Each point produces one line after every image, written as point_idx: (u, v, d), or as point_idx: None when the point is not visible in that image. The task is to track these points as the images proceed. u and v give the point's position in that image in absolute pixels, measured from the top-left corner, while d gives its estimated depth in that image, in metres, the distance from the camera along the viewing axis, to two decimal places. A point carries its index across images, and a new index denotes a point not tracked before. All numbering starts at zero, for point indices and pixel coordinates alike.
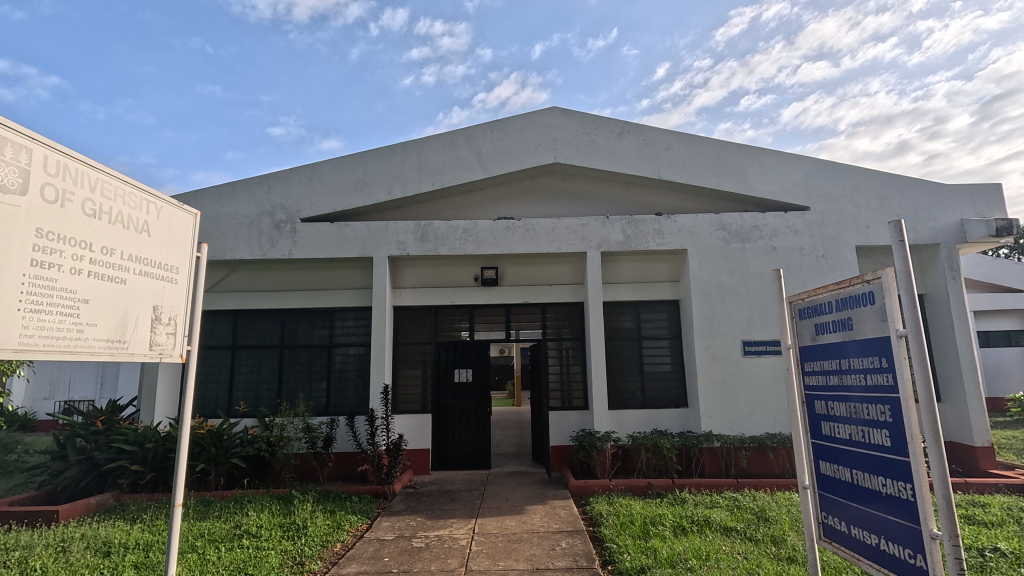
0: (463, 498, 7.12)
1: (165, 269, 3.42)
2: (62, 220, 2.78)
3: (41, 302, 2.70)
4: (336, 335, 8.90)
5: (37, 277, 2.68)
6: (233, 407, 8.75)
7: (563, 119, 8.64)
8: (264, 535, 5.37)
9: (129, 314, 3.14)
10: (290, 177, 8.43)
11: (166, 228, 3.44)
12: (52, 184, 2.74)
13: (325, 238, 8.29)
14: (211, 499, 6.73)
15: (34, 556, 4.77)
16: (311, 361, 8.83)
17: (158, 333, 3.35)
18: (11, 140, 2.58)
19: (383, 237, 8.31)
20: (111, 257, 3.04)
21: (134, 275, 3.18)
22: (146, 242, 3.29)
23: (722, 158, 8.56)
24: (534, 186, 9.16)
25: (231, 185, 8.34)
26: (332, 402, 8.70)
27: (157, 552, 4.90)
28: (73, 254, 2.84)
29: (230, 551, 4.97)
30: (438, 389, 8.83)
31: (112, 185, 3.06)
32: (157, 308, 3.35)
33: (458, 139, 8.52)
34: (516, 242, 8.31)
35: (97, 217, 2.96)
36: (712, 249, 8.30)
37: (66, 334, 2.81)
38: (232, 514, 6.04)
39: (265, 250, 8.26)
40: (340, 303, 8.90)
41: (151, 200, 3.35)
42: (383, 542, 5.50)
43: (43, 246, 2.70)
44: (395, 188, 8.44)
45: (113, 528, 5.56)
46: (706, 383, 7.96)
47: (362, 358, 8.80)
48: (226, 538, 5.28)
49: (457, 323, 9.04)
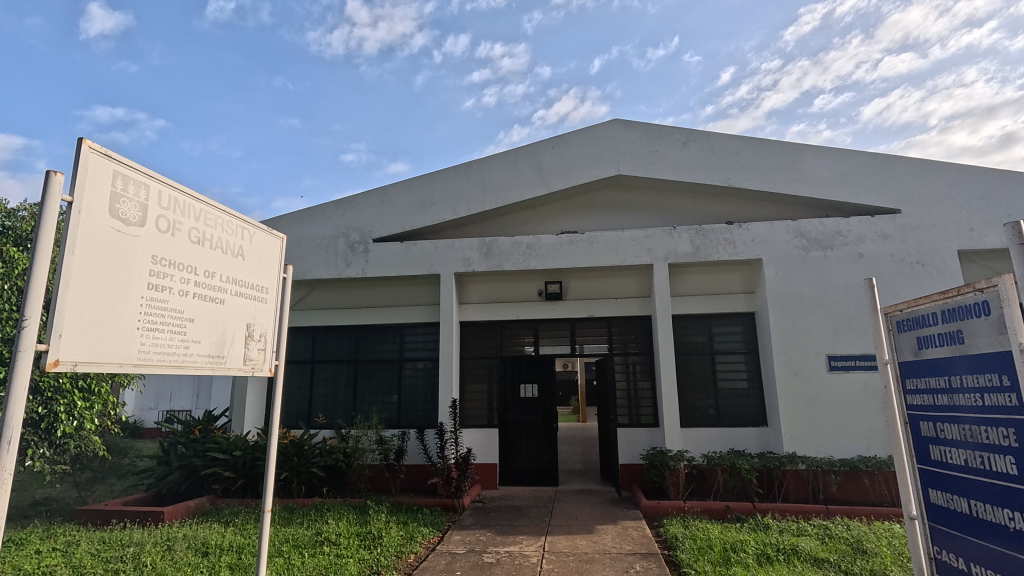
0: (532, 515, 7.06)
1: (257, 290, 3.77)
2: (172, 248, 3.11)
3: (157, 322, 3.02)
4: (406, 349, 9.22)
5: (155, 300, 3.01)
6: (313, 418, 9.26)
7: (625, 130, 8.53)
8: (343, 542, 5.59)
9: (227, 332, 3.48)
10: (362, 200, 8.91)
11: (259, 252, 3.79)
12: (165, 217, 3.08)
13: (395, 257, 8.64)
14: (294, 506, 7.11)
15: (145, 552, 5.22)
16: (383, 375, 9.18)
17: (250, 349, 3.69)
18: (136, 178, 2.92)
19: (449, 254, 8.54)
20: (212, 280, 3.38)
21: (231, 297, 3.52)
22: (241, 266, 3.63)
23: (798, 162, 8.12)
24: (597, 199, 9.10)
25: (310, 210, 8.95)
26: (403, 415, 8.97)
27: (249, 555, 5.19)
28: (181, 277, 3.17)
29: (313, 557, 5.21)
30: (504, 404, 8.87)
31: (212, 215, 3.41)
32: (250, 326, 3.69)
33: (521, 156, 8.66)
34: (580, 255, 8.27)
35: (201, 243, 3.31)
36: (789, 258, 7.84)
37: (177, 350, 3.13)
38: (313, 521, 6.35)
39: (340, 269, 8.72)
40: (409, 319, 9.20)
41: (245, 227, 3.70)
42: (455, 555, 5.56)
43: (159, 271, 3.03)
44: (460, 206, 8.68)
45: (210, 530, 6.00)
46: (786, 401, 7.47)
47: (431, 373, 9.04)
48: (309, 545, 5.55)
49: (522, 337, 9.08)
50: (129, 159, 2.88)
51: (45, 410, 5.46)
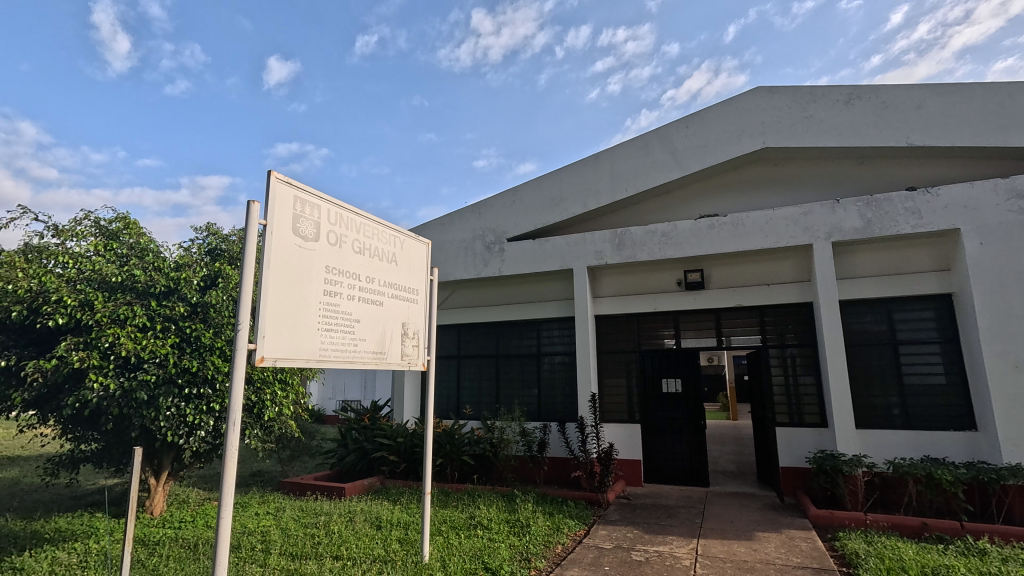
0: (681, 515, 6.74)
1: (409, 292, 4.26)
2: (342, 259, 3.62)
3: (335, 323, 3.51)
4: (544, 344, 9.41)
5: (332, 305, 3.51)
6: (461, 410, 9.93)
7: (771, 96, 7.65)
8: (494, 527, 5.91)
9: (387, 330, 3.97)
10: (496, 202, 9.31)
11: (408, 257, 4.29)
12: (335, 232, 3.58)
13: (529, 254, 8.85)
14: (450, 490, 7.70)
15: (333, 521, 6.07)
16: (523, 369, 9.49)
17: (406, 345, 4.17)
18: (312, 201, 3.43)
19: (582, 248, 8.51)
20: (373, 285, 3.88)
21: (388, 299, 4.01)
22: (395, 271, 4.13)
23: (1009, 105, 6.59)
24: (739, 178, 8.34)
25: (450, 216, 9.60)
26: (543, 408, 9.18)
27: (414, 531, 5.74)
28: (348, 283, 3.66)
29: (469, 538, 5.59)
30: (645, 399, 8.58)
31: (370, 228, 3.91)
32: (405, 324, 4.16)
33: (651, 141, 8.29)
34: (723, 240, 7.66)
35: (362, 253, 3.81)
36: (1000, 225, 6.38)
37: (350, 347, 3.62)
38: (467, 506, 6.81)
39: (479, 269, 9.13)
40: (545, 315, 9.37)
41: (397, 235, 4.20)
42: (602, 550, 5.54)
43: (333, 279, 3.53)
44: (590, 199, 8.60)
45: (382, 506, 6.76)
46: (1004, 399, 6.10)
47: (569, 367, 9.11)
48: (465, 527, 5.96)
49: (661, 330, 8.71)
50: (307, 185, 3.39)
51: (257, 398, 6.35)
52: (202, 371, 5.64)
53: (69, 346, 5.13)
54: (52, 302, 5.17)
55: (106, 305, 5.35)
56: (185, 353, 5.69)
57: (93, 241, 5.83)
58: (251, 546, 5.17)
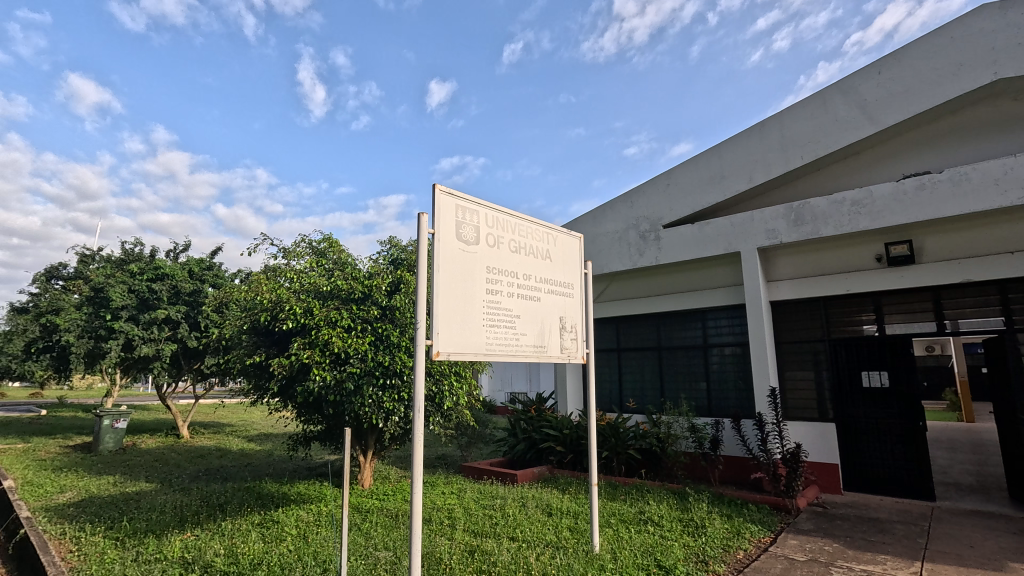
0: (897, 532, 5.70)
1: (565, 286, 4.41)
2: (501, 259, 3.87)
3: (499, 319, 3.77)
4: (711, 335, 8.78)
5: (495, 302, 3.76)
6: (625, 403, 9.81)
7: (1003, 13, 6.01)
8: (666, 525, 5.71)
9: (546, 324, 4.14)
10: (649, 188, 8.95)
11: (561, 252, 4.45)
12: (493, 235, 3.85)
13: (688, 239, 8.32)
14: (618, 484, 7.64)
15: (508, 505, 6.48)
16: (689, 362, 8.98)
17: (565, 338, 4.31)
18: (472, 207, 3.73)
19: (750, 228, 7.72)
20: (530, 281, 4.09)
21: (545, 294, 4.19)
22: (550, 266, 4.32)
23: None
24: (959, 123, 6.73)
25: (602, 208, 9.52)
26: (714, 403, 8.57)
27: (584, 521, 5.82)
28: (508, 281, 3.90)
29: (640, 533, 5.48)
30: (840, 395, 7.44)
31: (525, 227, 4.13)
32: (562, 318, 4.31)
33: (831, 96, 7.16)
34: (939, 202, 6.27)
35: (519, 252, 4.04)
36: None
37: (513, 342, 3.85)
38: (637, 501, 6.69)
39: (635, 259, 8.88)
40: (710, 303, 8.71)
41: (550, 232, 4.39)
42: (793, 562, 4.97)
43: (494, 278, 3.80)
44: (757, 173, 7.77)
45: (552, 495, 7.00)
46: None
47: (742, 358, 8.36)
48: (635, 522, 5.86)
49: (857, 315, 7.48)
50: (467, 193, 3.69)
51: (437, 389, 7.05)
52: (393, 365, 6.46)
53: (299, 345, 6.40)
54: (288, 310, 6.57)
55: (322, 310, 6.52)
56: (379, 349, 6.57)
57: (309, 259, 7.16)
58: (440, 521, 5.79)
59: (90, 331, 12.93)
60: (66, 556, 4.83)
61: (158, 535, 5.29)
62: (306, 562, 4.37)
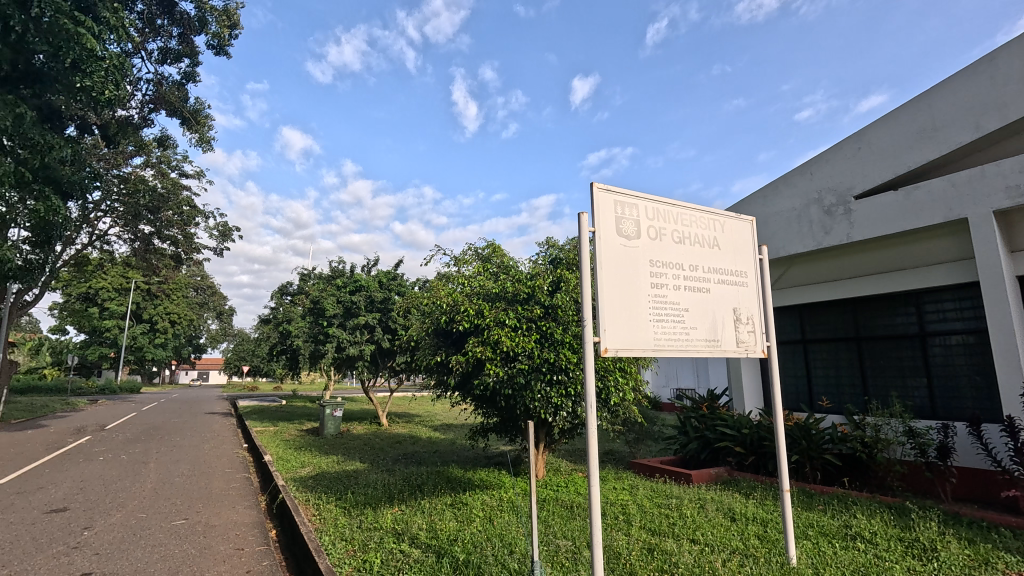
0: None
1: (737, 275, 4.12)
2: (663, 251, 3.76)
3: (665, 313, 3.66)
4: (928, 321, 7.34)
5: (660, 296, 3.67)
6: (817, 402, 8.81)
7: None
8: (881, 544, 4.92)
9: (718, 317, 3.90)
10: (833, 155, 7.77)
11: (730, 238, 4.16)
12: (653, 227, 3.75)
13: (889, 210, 6.98)
14: (813, 492, 6.79)
15: (686, 505, 6.21)
16: (899, 355, 7.67)
17: (741, 331, 4.01)
18: (630, 201, 3.68)
19: (980, 188, 6.18)
20: (697, 272, 3.89)
21: (714, 284, 3.95)
22: (718, 255, 4.06)
23: None
24: None
25: (773, 184, 8.58)
26: (938, 404, 7.19)
27: (775, 530, 5.31)
28: (673, 274, 3.77)
29: (847, 550, 4.81)
30: None
31: (687, 215, 3.95)
32: (736, 309, 4.02)
33: None
34: None
35: (682, 242, 3.87)
36: None
37: (683, 336, 3.71)
38: (839, 512, 5.89)
39: (820, 239, 7.80)
40: (927, 284, 7.22)
41: (716, 218, 4.14)
42: None
43: (658, 271, 3.69)
44: (986, 118, 6.25)
45: (734, 499, 6.51)
46: None
47: (976, 349, 6.84)
48: (839, 536, 5.16)
49: None
50: (624, 187, 3.66)
51: (603, 384, 7.07)
52: (559, 361, 6.69)
53: (474, 344, 7.00)
54: (462, 312, 7.23)
55: (491, 312, 7.02)
56: (545, 347, 6.83)
57: (477, 264, 7.79)
58: (616, 516, 5.82)
59: (313, 336, 15.78)
60: (312, 518, 6.00)
61: (374, 508, 6.26)
62: (495, 542, 4.76)
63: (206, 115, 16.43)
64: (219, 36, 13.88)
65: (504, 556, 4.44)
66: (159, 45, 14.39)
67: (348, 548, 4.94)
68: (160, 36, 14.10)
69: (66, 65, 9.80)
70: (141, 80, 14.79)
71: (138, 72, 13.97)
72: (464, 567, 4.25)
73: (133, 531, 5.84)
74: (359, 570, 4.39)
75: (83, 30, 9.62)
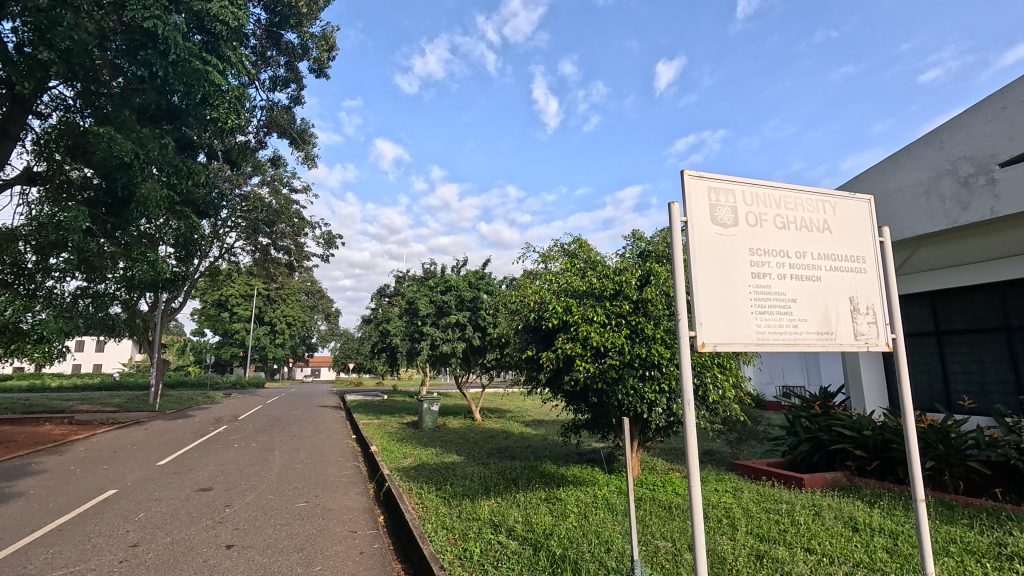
0: None
1: (853, 261, 3.73)
2: (764, 238, 3.50)
3: (768, 305, 3.41)
4: None
5: (761, 286, 3.42)
6: (956, 402, 7.78)
7: None
8: None
9: (831, 308, 3.57)
10: (970, 117, 6.72)
11: (844, 220, 3.78)
12: (752, 212, 3.51)
13: None
14: (955, 504, 5.98)
15: (798, 512, 5.74)
16: None
17: (860, 323, 3.63)
18: (725, 186, 3.47)
19: None
20: (805, 260, 3.58)
21: (826, 272, 3.62)
22: (830, 239, 3.71)
23: None
24: None
25: (894, 157, 7.65)
26: None
27: (907, 544, 4.74)
28: (777, 262, 3.51)
29: (1001, 572, 4.18)
30: None
31: (792, 198, 3.65)
32: (854, 299, 3.65)
33: None
34: None
35: (786, 228, 3.58)
36: None
37: (789, 330, 3.43)
38: (989, 528, 5.14)
39: (954, 216, 6.81)
40: None
41: (826, 199, 3.78)
42: None
43: (758, 260, 3.45)
44: None
45: (856, 507, 5.91)
46: None
47: None
48: (990, 555, 4.50)
49: None
50: (718, 173, 3.46)
51: (700, 380, 6.75)
52: (650, 357, 6.48)
53: (563, 341, 6.99)
54: (550, 310, 7.25)
55: (579, 308, 6.96)
56: (636, 342, 6.64)
57: (564, 261, 7.78)
58: (719, 519, 5.54)
59: (409, 334, 16.69)
60: (415, 506, 6.36)
61: (472, 499, 6.49)
62: (591, 539, 4.73)
63: (311, 134, 17.97)
64: (319, 60, 15.12)
65: (602, 553, 4.40)
66: (270, 74, 15.96)
67: (448, 536, 5.17)
68: (270, 65, 15.63)
69: (198, 100, 11.21)
70: (256, 107, 16.49)
71: (254, 100, 15.61)
72: (561, 562, 4.27)
73: (265, 510, 6.57)
74: (460, 558, 4.58)
75: (209, 69, 10.96)
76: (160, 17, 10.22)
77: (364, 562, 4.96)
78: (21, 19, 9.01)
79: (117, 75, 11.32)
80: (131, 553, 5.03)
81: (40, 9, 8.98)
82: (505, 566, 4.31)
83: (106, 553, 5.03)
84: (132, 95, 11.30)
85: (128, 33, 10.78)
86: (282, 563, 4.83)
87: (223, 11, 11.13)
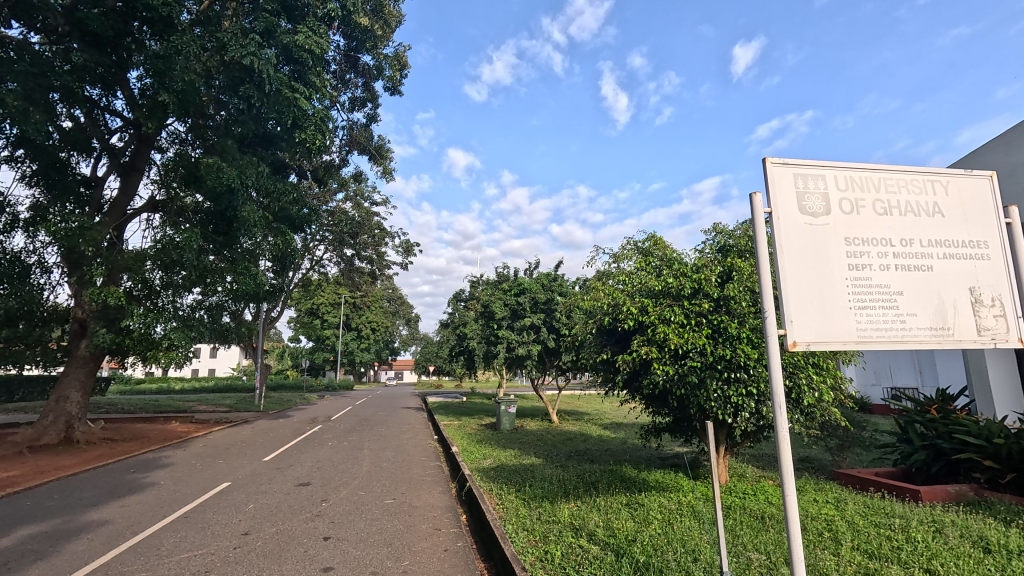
0: None
1: (973, 246, 3.31)
2: (861, 226, 3.20)
3: (868, 299, 3.11)
4: None
5: (859, 278, 3.13)
6: None
7: None
8: None
9: (946, 300, 3.18)
10: None
11: (959, 202, 3.36)
12: (846, 198, 3.22)
13: None
14: None
15: (914, 527, 5.16)
16: None
17: (984, 316, 3.21)
18: (814, 172, 3.21)
19: None
20: (912, 247, 3.23)
21: (939, 260, 3.24)
22: (943, 223, 3.32)
23: None
24: None
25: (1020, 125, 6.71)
26: None
27: None
28: (878, 252, 3.19)
29: None
30: None
31: (894, 179, 3.30)
32: (975, 290, 3.24)
33: None
34: None
35: (888, 213, 3.25)
36: None
37: (894, 325, 3.11)
38: None
39: None
40: None
41: (935, 179, 3.38)
42: None
43: (855, 250, 3.16)
44: None
45: (987, 525, 5.22)
46: None
47: None
48: None
49: None
50: (805, 158, 3.21)
51: (792, 382, 6.29)
52: (736, 358, 6.14)
53: (639, 342, 6.79)
54: (624, 311, 7.07)
55: (655, 308, 6.73)
56: (718, 342, 6.33)
57: (637, 259, 7.58)
58: (819, 532, 5.13)
59: (485, 337, 17.06)
60: (496, 506, 6.47)
61: (552, 501, 6.49)
62: (676, 547, 4.56)
63: (387, 149, 18.94)
64: (393, 78, 15.90)
65: (688, 562, 4.22)
66: (350, 95, 17.03)
67: (529, 537, 5.22)
68: (350, 87, 16.68)
69: (290, 125, 12.18)
70: (338, 128, 17.65)
71: (337, 121, 16.73)
72: (645, 569, 4.17)
73: (357, 505, 6.98)
74: (541, 560, 4.60)
75: (298, 96, 11.90)
76: (255, 53, 11.24)
77: (449, 559, 5.11)
78: (144, 67, 10.31)
79: (220, 109, 12.61)
80: (243, 540, 5.55)
81: (159, 57, 10.21)
82: (587, 570, 4.27)
83: (221, 539, 5.58)
84: (233, 125, 12.50)
85: (229, 71, 11.97)
86: (373, 556, 5.11)
87: (308, 40, 12.04)
